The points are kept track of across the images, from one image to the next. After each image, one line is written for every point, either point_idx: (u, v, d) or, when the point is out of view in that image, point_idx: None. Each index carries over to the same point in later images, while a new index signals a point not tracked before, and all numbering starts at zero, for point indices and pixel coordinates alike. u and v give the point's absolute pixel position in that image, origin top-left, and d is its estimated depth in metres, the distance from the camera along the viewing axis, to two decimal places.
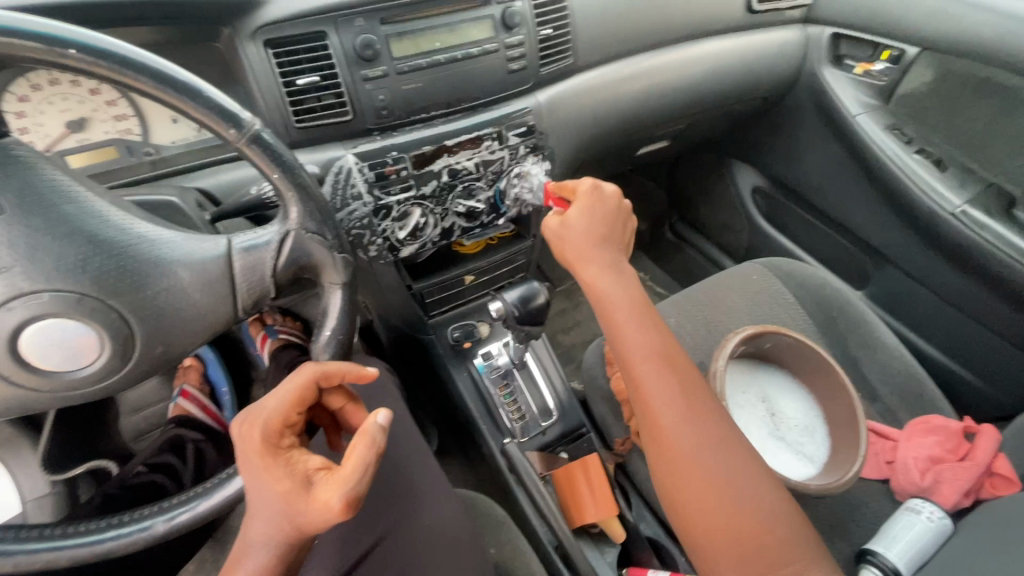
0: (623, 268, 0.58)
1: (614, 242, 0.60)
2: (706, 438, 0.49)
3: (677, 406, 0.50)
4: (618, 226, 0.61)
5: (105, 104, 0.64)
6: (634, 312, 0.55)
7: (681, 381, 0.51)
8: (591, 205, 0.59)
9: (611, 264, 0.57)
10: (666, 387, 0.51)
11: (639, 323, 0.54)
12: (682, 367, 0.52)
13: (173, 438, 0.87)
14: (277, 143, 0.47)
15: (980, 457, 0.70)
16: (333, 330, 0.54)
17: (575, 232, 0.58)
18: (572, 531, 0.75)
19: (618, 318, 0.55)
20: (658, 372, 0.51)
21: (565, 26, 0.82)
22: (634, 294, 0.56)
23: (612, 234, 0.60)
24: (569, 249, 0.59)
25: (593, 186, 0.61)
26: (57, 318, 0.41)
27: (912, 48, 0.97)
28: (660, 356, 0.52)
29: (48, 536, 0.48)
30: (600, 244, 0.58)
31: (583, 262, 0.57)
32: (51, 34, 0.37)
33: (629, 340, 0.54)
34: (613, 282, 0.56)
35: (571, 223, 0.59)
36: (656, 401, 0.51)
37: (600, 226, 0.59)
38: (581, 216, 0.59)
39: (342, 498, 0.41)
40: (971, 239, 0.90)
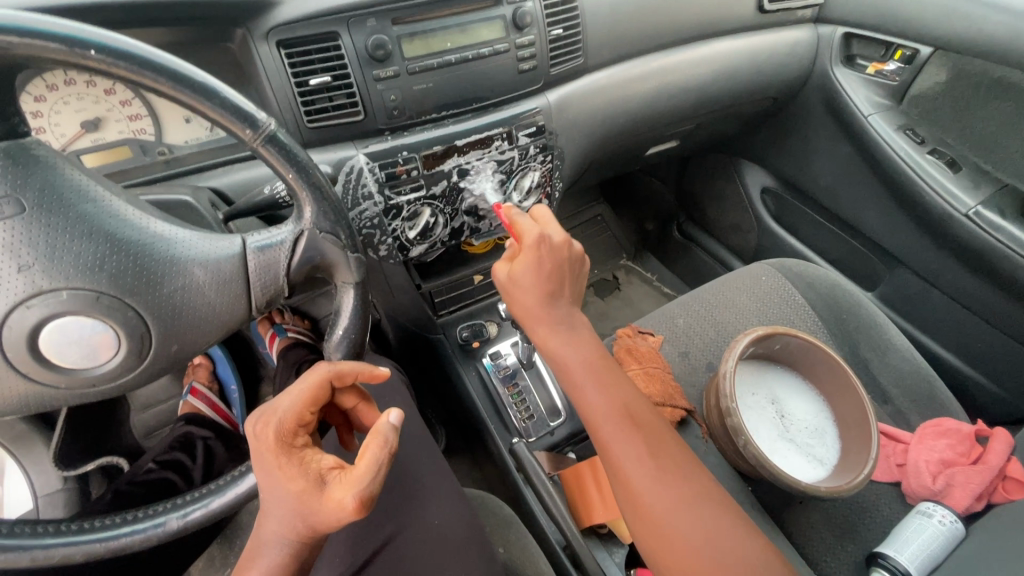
0: (575, 324, 0.58)
1: (566, 294, 0.58)
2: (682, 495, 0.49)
3: (647, 466, 0.50)
4: (568, 275, 0.57)
5: (120, 104, 0.65)
6: (588, 373, 0.55)
7: (648, 441, 0.52)
8: (537, 257, 0.55)
9: (562, 319, 0.57)
10: (631, 448, 0.51)
11: (595, 384, 0.54)
12: (647, 426, 0.53)
13: (182, 436, 0.87)
14: (292, 143, 0.48)
15: (993, 460, 0.69)
16: (346, 329, 0.54)
17: (523, 287, 0.56)
18: (581, 532, 0.73)
19: (577, 380, 0.55)
20: (621, 434, 0.52)
21: (576, 26, 0.82)
22: (588, 351, 0.56)
23: (562, 286, 0.57)
24: (519, 304, 0.57)
25: (540, 234, 0.56)
26: (75, 316, 0.42)
27: (925, 47, 0.96)
28: (621, 418, 0.52)
29: (64, 531, 0.48)
30: (550, 300, 0.56)
31: (533, 320, 0.57)
32: (71, 36, 0.37)
33: (589, 401, 0.54)
34: (564, 342, 0.56)
35: (519, 276, 0.56)
36: (626, 464, 0.51)
37: (546, 279, 0.56)
38: (528, 270, 0.56)
39: (356, 497, 0.41)
40: (985, 241, 0.89)
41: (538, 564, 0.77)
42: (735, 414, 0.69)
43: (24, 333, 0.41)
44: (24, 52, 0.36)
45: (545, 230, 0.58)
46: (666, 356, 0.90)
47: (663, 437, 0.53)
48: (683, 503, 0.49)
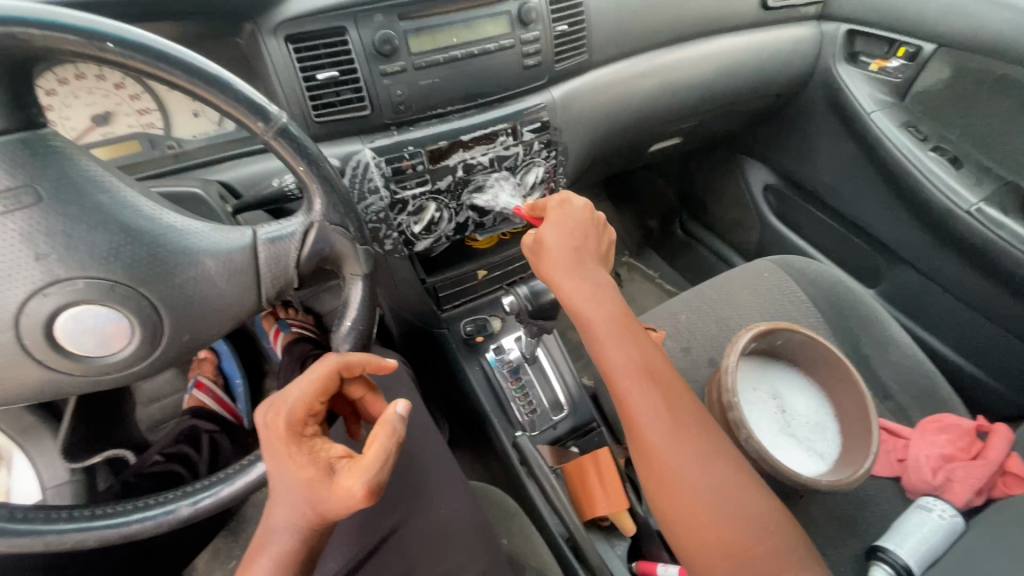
0: (601, 282, 0.56)
1: (592, 257, 0.58)
2: (691, 446, 0.50)
3: (662, 419, 0.51)
4: (594, 240, 0.59)
5: (129, 98, 0.65)
6: (613, 329, 0.54)
7: (665, 396, 0.52)
8: (562, 219, 0.58)
9: (586, 277, 0.56)
10: (648, 404, 0.51)
11: (617, 340, 0.53)
12: (664, 380, 0.52)
13: (188, 429, 0.88)
14: (302, 136, 0.48)
15: (993, 455, 0.69)
16: (353, 321, 0.55)
17: (548, 247, 0.57)
18: (583, 524, 0.75)
19: (600, 337, 0.54)
20: (640, 388, 0.52)
21: (581, 22, 0.83)
22: (614, 308, 0.55)
23: (588, 249, 0.58)
24: (545, 262, 0.57)
25: (564, 201, 0.59)
26: (91, 305, 0.43)
27: (928, 45, 0.96)
28: (641, 372, 0.52)
29: (76, 517, 0.49)
30: (573, 257, 0.56)
31: (557, 277, 0.56)
32: (90, 29, 0.38)
33: (612, 357, 0.53)
34: (588, 296, 0.55)
35: (545, 238, 0.57)
36: (640, 414, 0.51)
37: (572, 240, 0.57)
38: (554, 231, 0.57)
39: (364, 485, 0.42)
40: (986, 238, 0.90)
41: (541, 556, 0.77)
42: (736, 408, 0.69)
43: (40, 322, 0.42)
44: (43, 45, 0.37)
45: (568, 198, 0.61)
46: (668, 351, 0.91)
47: (678, 391, 0.53)
48: (693, 453, 0.50)
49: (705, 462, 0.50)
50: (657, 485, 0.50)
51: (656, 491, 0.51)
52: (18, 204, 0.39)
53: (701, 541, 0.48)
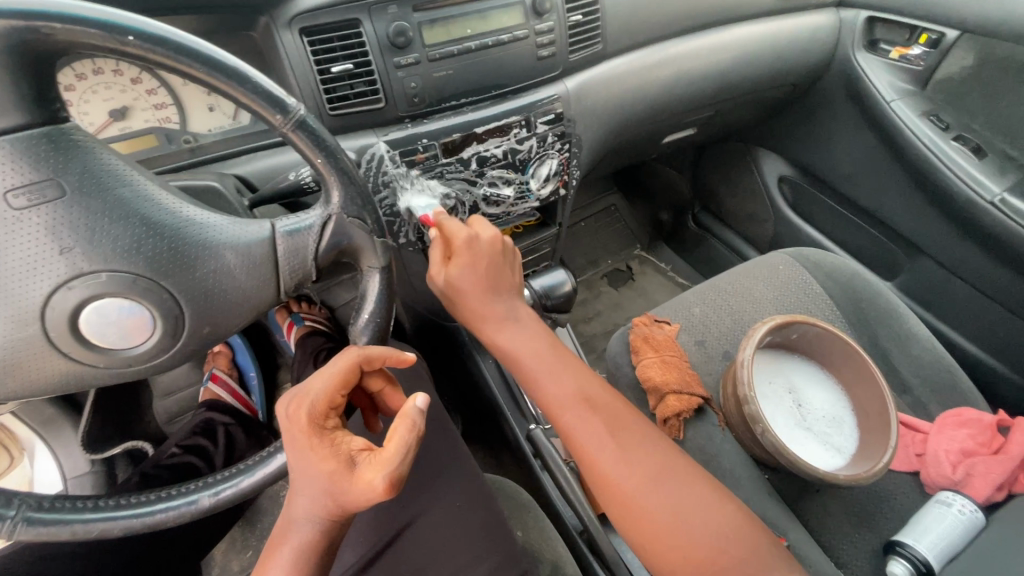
0: (515, 313, 0.63)
1: (504, 288, 0.62)
2: (648, 470, 0.51)
3: (609, 445, 0.52)
4: (504, 271, 0.62)
5: (146, 92, 0.66)
6: (542, 363, 0.58)
7: (606, 420, 0.54)
8: (472, 259, 0.60)
9: (504, 315, 0.61)
10: (592, 431, 0.53)
11: (551, 373, 0.58)
12: (605, 408, 0.55)
13: (204, 422, 0.90)
14: (320, 128, 0.48)
15: (1015, 451, 0.69)
16: (371, 313, 0.55)
17: (464, 290, 0.60)
18: (598, 517, 0.75)
19: (533, 372, 0.58)
20: (576, 416, 0.54)
21: (595, 13, 0.82)
22: (535, 342, 0.60)
23: (500, 280, 0.62)
24: (462, 306, 0.62)
25: (471, 236, 0.60)
26: (114, 297, 0.43)
27: (952, 31, 0.94)
28: (578, 400, 0.55)
29: (101, 506, 0.49)
30: (486, 295, 0.61)
31: (481, 320, 0.62)
32: (113, 22, 0.38)
33: (545, 386, 0.57)
34: (510, 337, 0.61)
35: (456, 281, 0.60)
36: (587, 446, 0.53)
37: (483, 277, 0.61)
38: (463, 276, 0.60)
39: (385, 478, 0.42)
40: (1011, 229, 0.88)
41: (556, 548, 0.77)
42: (753, 402, 0.69)
43: (66, 314, 0.42)
44: (68, 39, 0.37)
45: (476, 231, 0.61)
46: (683, 344, 0.90)
47: (621, 416, 0.55)
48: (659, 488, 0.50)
49: (668, 486, 0.51)
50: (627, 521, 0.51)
51: (629, 528, 0.50)
52: (42, 197, 0.40)
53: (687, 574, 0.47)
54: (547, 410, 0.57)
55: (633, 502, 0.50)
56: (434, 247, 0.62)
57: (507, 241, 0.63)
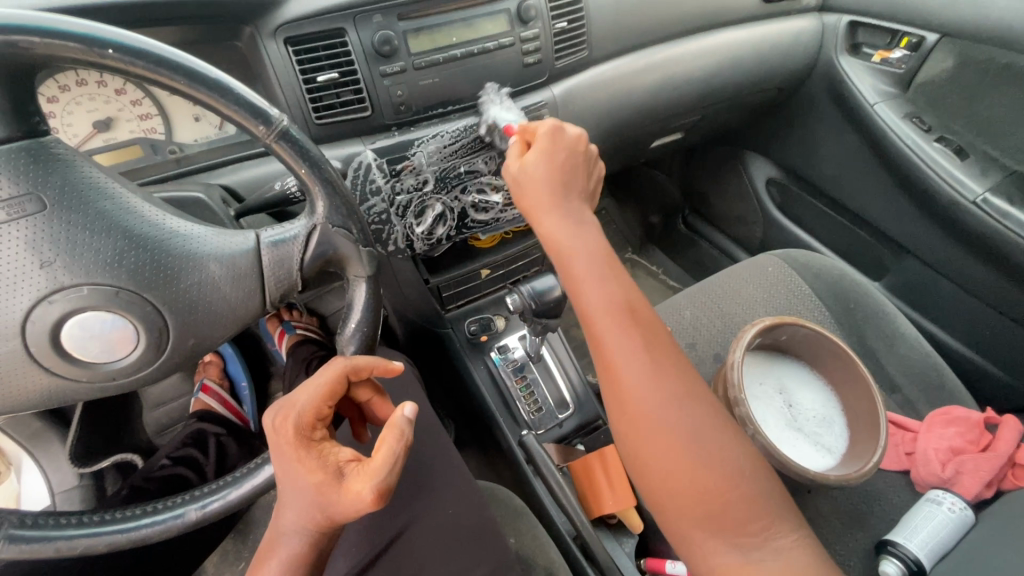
0: (581, 216, 0.55)
1: (576, 191, 0.56)
2: (669, 395, 0.48)
3: (641, 364, 0.48)
4: (581, 174, 0.58)
5: (130, 104, 0.66)
6: (595, 261, 0.52)
7: (646, 340, 0.49)
8: (550, 151, 0.56)
9: (570, 214, 0.54)
10: (630, 342, 0.49)
11: (599, 271, 0.52)
12: (646, 323, 0.50)
13: (195, 433, 0.89)
14: (304, 139, 0.48)
15: (1002, 448, 0.70)
16: (358, 323, 0.55)
17: (534, 183, 0.55)
18: (591, 522, 0.75)
19: (578, 268, 0.52)
20: (620, 329, 0.49)
21: (579, 19, 0.82)
22: (597, 245, 0.53)
23: (573, 182, 0.57)
24: (528, 199, 0.56)
25: (556, 127, 0.57)
26: (96, 311, 0.43)
27: (931, 35, 0.95)
28: (622, 309, 0.50)
29: (85, 522, 0.49)
30: (558, 195, 0.55)
31: (541, 211, 0.54)
32: (90, 35, 0.38)
33: (588, 294, 0.51)
34: (573, 235, 0.53)
35: (529, 169, 0.55)
36: (620, 362, 0.48)
37: (561, 170, 0.56)
38: (538, 165, 0.55)
39: (373, 489, 0.42)
40: (993, 228, 0.89)
41: (549, 554, 0.77)
42: (743, 404, 0.68)
43: (46, 329, 0.42)
44: (45, 52, 0.37)
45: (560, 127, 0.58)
46: None
47: (660, 335, 0.50)
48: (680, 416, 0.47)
49: (687, 418, 0.47)
50: (636, 439, 0.48)
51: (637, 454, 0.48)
52: (22, 211, 0.40)
53: (693, 512, 0.45)
54: (584, 319, 0.51)
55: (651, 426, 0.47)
56: (512, 144, 0.60)
57: (591, 146, 0.60)
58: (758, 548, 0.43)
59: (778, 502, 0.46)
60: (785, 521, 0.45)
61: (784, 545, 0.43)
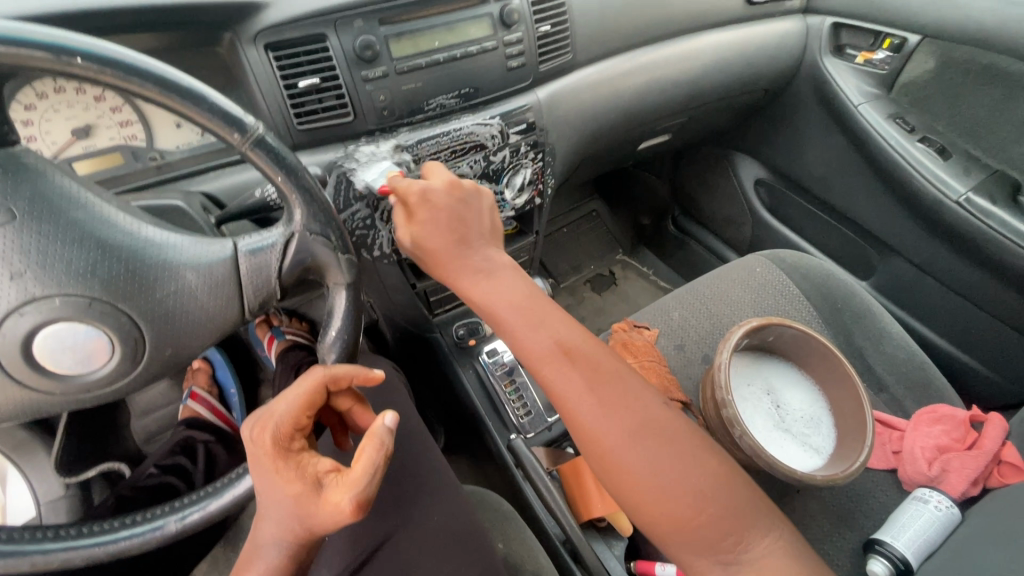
0: (488, 263, 0.58)
1: (472, 238, 0.59)
2: (628, 428, 0.49)
3: (591, 403, 0.50)
4: (473, 221, 0.59)
5: (110, 110, 0.65)
6: (518, 312, 0.54)
7: (587, 377, 0.50)
8: (433, 210, 0.57)
9: (477, 264, 0.58)
10: (574, 386, 0.50)
11: (530, 323, 0.53)
12: (586, 361, 0.51)
13: (183, 440, 0.87)
14: (280, 146, 0.48)
15: (988, 446, 0.70)
16: (338, 330, 0.54)
17: (433, 245, 0.57)
18: (580, 526, 0.75)
19: (512, 326, 0.54)
20: (557, 371, 0.51)
21: (563, 23, 0.82)
22: (517, 293, 0.56)
23: (468, 230, 0.59)
24: (431, 260, 0.58)
25: (423, 189, 0.57)
26: (70, 322, 0.42)
27: (913, 36, 0.96)
28: (559, 354, 0.51)
29: (62, 536, 0.48)
30: (457, 247, 0.57)
31: (451, 271, 0.57)
32: (58, 44, 0.38)
33: (524, 342, 0.53)
34: (486, 287, 0.56)
35: (424, 235, 0.57)
36: (572, 405, 0.50)
37: (451, 226, 0.58)
38: (427, 229, 0.57)
39: (352, 500, 0.42)
40: (977, 227, 0.90)
41: (538, 559, 0.77)
42: (730, 406, 0.69)
43: (18, 340, 0.41)
44: (11, 61, 0.37)
45: (431, 181, 0.59)
46: (662, 349, 0.91)
47: (604, 369, 0.52)
48: (646, 450, 0.48)
49: (655, 450, 0.48)
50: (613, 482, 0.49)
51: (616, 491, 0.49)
52: None
53: (667, 532, 0.47)
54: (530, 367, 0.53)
55: (620, 465, 0.48)
56: (395, 210, 0.60)
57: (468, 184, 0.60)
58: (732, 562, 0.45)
59: (752, 509, 0.47)
60: (757, 528, 0.46)
61: (758, 553, 0.45)
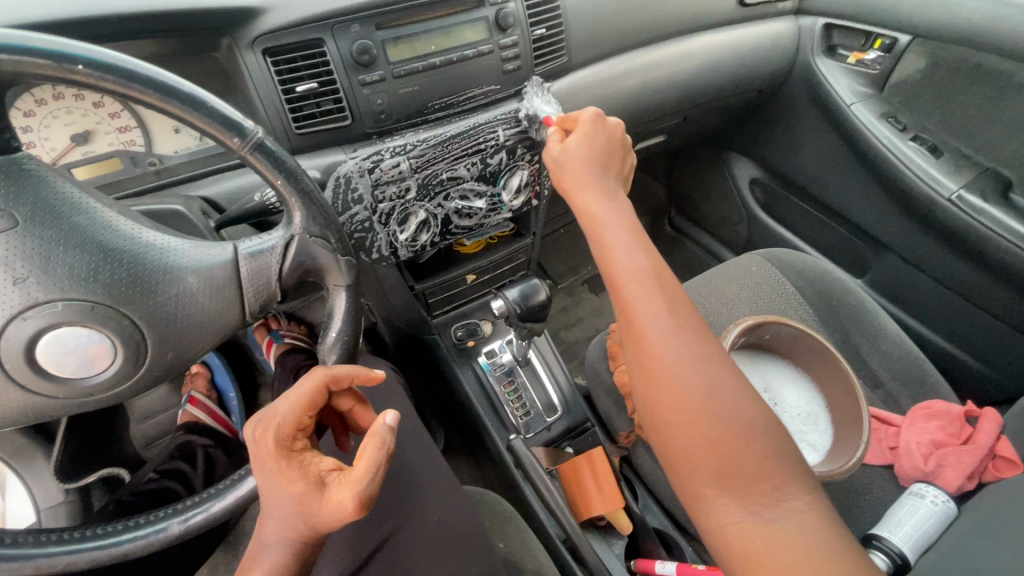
0: (618, 193, 0.53)
1: (612, 173, 0.55)
2: (694, 352, 0.44)
3: (665, 322, 0.45)
4: (616, 162, 0.56)
5: (109, 116, 0.65)
6: (624, 229, 0.49)
7: (670, 296, 0.46)
8: (592, 134, 0.55)
9: (602, 188, 0.52)
10: (654, 303, 0.45)
11: (628, 237, 0.49)
12: (671, 285, 0.47)
13: (183, 445, 0.88)
14: (279, 150, 0.49)
15: (983, 440, 0.71)
16: (338, 332, 0.55)
17: (573, 163, 0.54)
18: (580, 525, 0.76)
19: (606, 234, 0.49)
20: (647, 289, 0.46)
21: (558, 25, 0.83)
22: (625, 215, 0.51)
23: (609, 167, 0.55)
24: (566, 180, 0.54)
25: (596, 117, 0.56)
26: (72, 326, 0.42)
27: (904, 36, 0.97)
28: (650, 272, 0.47)
29: (66, 539, 0.49)
30: (597, 174, 0.53)
31: (579, 190, 0.53)
32: (60, 51, 0.38)
33: (617, 257, 0.48)
34: (605, 208, 0.51)
35: (569, 151, 0.54)
36: (643, 321, 0.45)
37: (598, 152, 0.55)
38: (578, 148, 0.54)
39: (355, 497, 0.42)
40: (968, 225, 0.91)
41: (538, 558, 0.77)
42: None
43: (21, 345, 0.42)
44: (14, 69, 0.37)
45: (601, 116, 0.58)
46: None
47: (683, 297, 0.47)
48: (703, 369, 0.44)
49: (711, 375, 0.44)
50: (654, 401, 0.44)
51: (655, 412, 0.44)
52: None
53: (703, 460, 0.42)
54: (611, 284, 0.48)
55: (671, 383, 0.43)
56: (552, 131, 0.59)
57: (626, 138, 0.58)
58: (770, 508, 0.40)
59: (794, 460, 0.42)
60: (800, 481, 0.41)
61: (800, 508, 0.40)
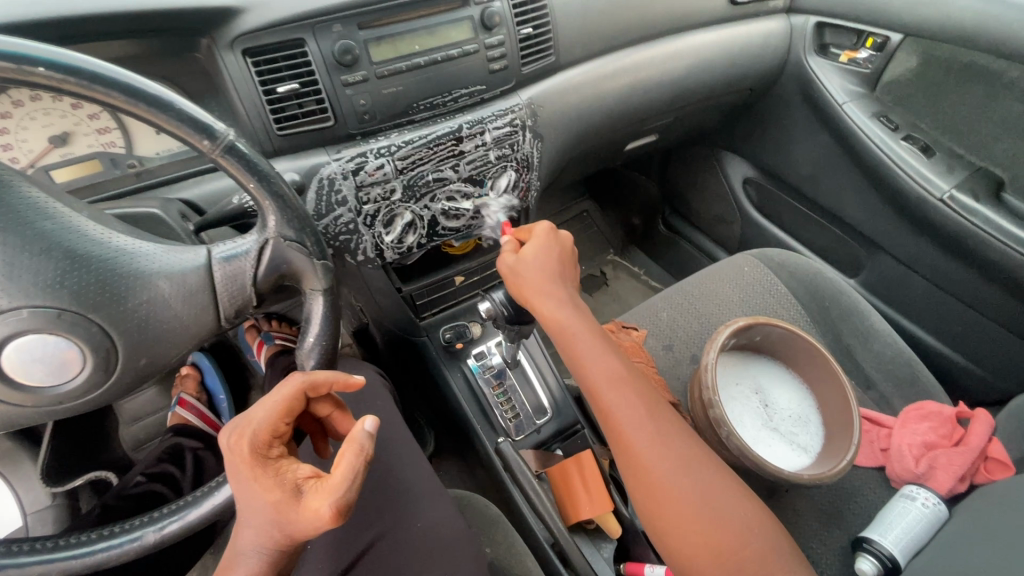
0: (577, 299, 0.61)
1: (569, 281, 0.63)
2: (679, 457, 0.51)
3: (645, 428, 0.52)
4: (571, 267, 0.64)
5: (88, 117, 0.64)
6: (587, 336, 0.57)
7: (644, 402, 0.54)
8: (545, 244, 0.63)
9: (563, 296, 0.60)
10: (632, 410, 0.53)
11: (592, 346, 0.57)
12: (642, 388, 0.55)
13: (171, 447, 0.87)
14: (252, 153, 0.48)
15: (974, 442, 0.70)
16: (316, 336, 0.54)
17: (531, 270, 0.61)
18: (568, 528, 0.75)
19: (576, 344, 0.57)
20: (621, 396, 0.54)
21: (545, 25, 0.82)
22: (585, 321, 0.58)
23: (567, 274, 0.63)
24: (523, 287, 0.61)
25: (550, 229, 0.64)
26: (40, 333, 0.42)
27: (895, 35, 0.97)
28: (621, 377, 0.55)
29: (39, 549, 0.48)
30: (553, 283, 0.61)
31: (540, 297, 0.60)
32: (22, 53, 0.37)
33: (591, 367, 0.56)
34: (567, 314, 0.59)
35: (527, 260, 0.62)
36: (627, 428, 0.53)
37: (554, 261, 0.62)
38: (535, 260, 0.62)
39: (332, 505, 0.41)
40: (962, 225, 0.90)
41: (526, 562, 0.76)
42: (718, 406, 0.68)
43: None
44: None
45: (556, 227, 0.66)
46: (651, 349, 0.91)
47: (658, 401, 0.56)
48: (689, 474, 0.51)
49: (698, 478, 0.51)
50: (655, 504, 0.51)
51: (655, 513, 0.51)
52: None
53: (708, 561, 0.48)
54: (590, 391, 0.56)
55: (664, 488, 0.50)
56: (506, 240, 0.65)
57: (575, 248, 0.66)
58: None
59: (788, 555, 0.48)
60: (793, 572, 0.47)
61: None
